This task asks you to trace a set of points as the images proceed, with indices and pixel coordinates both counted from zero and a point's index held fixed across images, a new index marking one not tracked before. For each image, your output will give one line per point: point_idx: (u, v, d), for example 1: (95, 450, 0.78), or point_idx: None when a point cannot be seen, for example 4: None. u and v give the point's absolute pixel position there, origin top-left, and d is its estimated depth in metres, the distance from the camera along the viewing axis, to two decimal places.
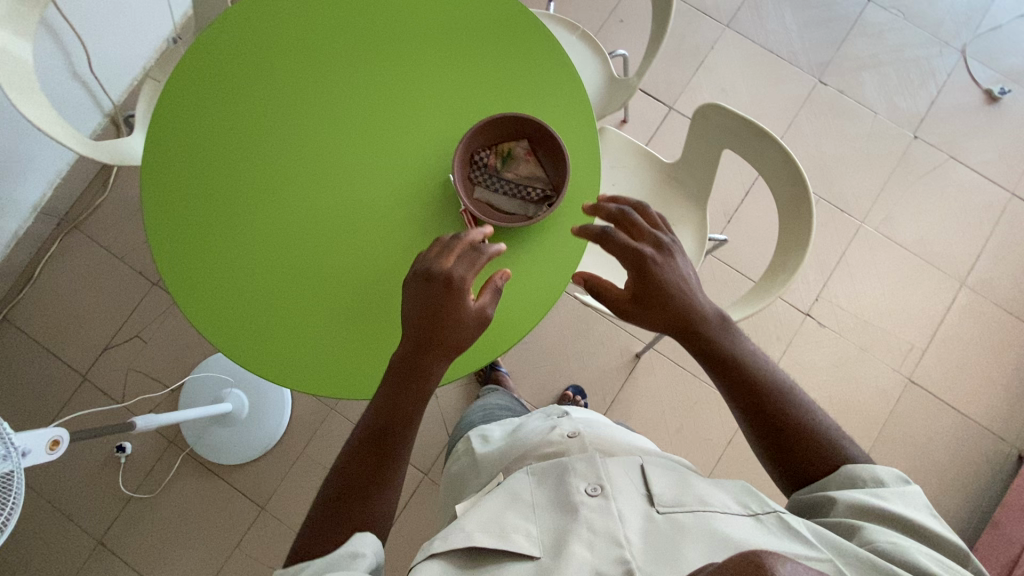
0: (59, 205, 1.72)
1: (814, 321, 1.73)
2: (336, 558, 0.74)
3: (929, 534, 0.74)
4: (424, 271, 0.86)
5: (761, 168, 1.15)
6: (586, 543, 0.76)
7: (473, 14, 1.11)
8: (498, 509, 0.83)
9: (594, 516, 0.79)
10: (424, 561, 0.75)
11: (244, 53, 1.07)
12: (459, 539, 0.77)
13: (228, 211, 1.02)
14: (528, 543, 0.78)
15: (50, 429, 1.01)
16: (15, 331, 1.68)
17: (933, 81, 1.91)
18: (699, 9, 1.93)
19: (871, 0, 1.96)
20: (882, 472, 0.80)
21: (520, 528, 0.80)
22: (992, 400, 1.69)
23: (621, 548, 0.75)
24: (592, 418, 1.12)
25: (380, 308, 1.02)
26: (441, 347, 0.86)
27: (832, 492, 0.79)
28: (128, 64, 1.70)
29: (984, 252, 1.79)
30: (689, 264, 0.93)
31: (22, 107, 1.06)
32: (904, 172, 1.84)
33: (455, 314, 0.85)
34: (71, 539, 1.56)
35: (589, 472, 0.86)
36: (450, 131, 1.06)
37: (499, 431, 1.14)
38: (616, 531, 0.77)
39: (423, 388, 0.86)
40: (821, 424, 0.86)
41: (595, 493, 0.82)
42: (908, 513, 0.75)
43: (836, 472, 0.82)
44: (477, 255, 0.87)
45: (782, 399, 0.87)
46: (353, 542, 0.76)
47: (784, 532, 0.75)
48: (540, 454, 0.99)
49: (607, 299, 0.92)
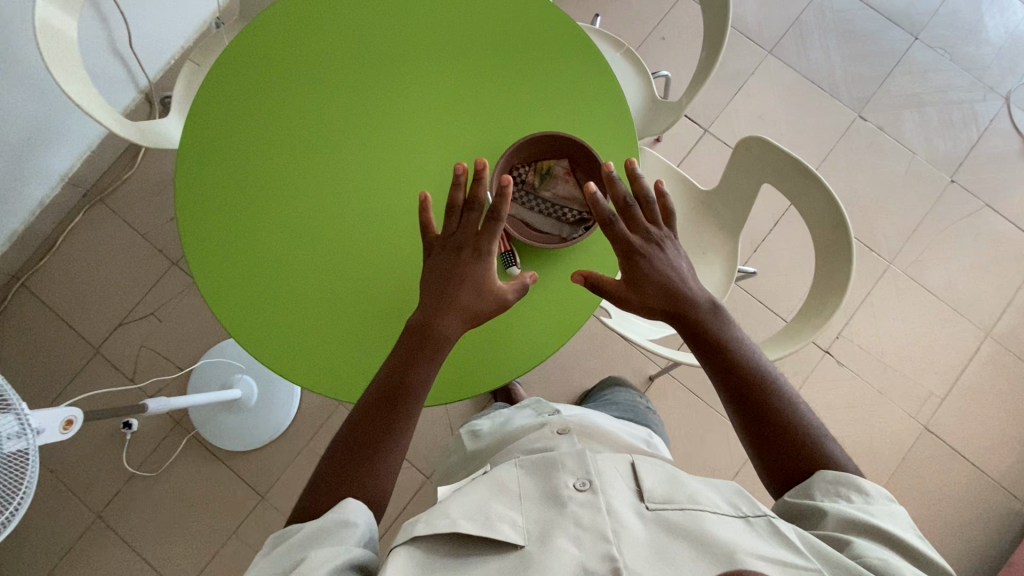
0: (86, 176, 1.72)
1: (833, 359, 1.71)
2: (324, 526, 0.73)
3: (913, 549, 0.73)
4: (447, 244, 0.87)
5: (802, 206, 1.13)
6: (572, 537, 0.73)
7: (520, 21, 1.09)
8: (482, 500, 0.81)
9: (581, 510, 0.77)
10: (401, 547, 0.73)
11: (286, 44, 1.06)
12: (443, 524, 0.74)
13: (258, 200, 1.02)
14: (511, 530, 0.75)
15: (65, 409, 1.01)
16: (33, 298, 1.68)
17: (975, 125, 1.88)
18: (743, 33, 1.91)
19: (919, 38, 1.93)
20: (868, 487, 0.79)
21: (505, 518, 0.77)
22: (1008, 456, 1.67)
23: (609, 544, 0.72)
24: (580, 413, 1.13)
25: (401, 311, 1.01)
26: (452, 314, 0.85)
27: (823, 504, 0.78)
28: (168, 42, 1.70)
29: (1012, 303, 1.76)
30: (680, 252, 0.91)
31: (63, 83, 1.06)
32: (937, 216, 1.81)
33: (474, 288, 0.86)
34: (72, 511, 1.57)
35: (579, 468, 0.83)
36: (490, 142, 1.05)
37: (489, 425, 1.19)
38: (604, 525, 0.74)
39: (431, 361, 0.86)
40: (815, 429, 0.85)
41: (583, 488, 0.80)
42: (891, 526, 0.75)
43: (818, 475, 0.81)
44: (493, 225, 0.85)
45: (781, 400, 0.86)
46: (343, 511, 0.75)
47: (774, 539, 0.72)
48: (529, 448, 0.99)
49: (608, 293, 0.88)
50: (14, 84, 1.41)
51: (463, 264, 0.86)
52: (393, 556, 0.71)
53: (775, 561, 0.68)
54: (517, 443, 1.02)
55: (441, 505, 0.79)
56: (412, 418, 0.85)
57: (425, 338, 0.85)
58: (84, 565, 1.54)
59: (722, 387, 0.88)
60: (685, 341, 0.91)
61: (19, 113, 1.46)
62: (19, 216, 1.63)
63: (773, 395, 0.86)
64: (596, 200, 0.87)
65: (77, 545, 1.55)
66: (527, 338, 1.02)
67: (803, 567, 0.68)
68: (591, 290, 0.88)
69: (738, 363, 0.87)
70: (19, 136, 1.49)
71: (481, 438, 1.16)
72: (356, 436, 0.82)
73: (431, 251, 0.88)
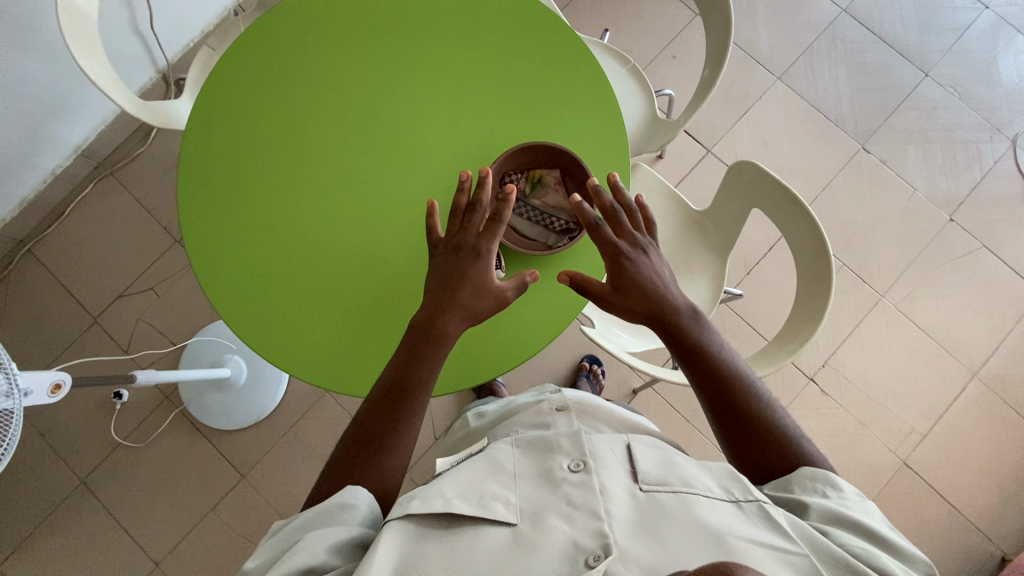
0: (99, 149, 1.76)
1: (817, 387, 1.72)
2: (326, 509, 0.76)
3: (892, 544, 0.74)
4: (449, 243, 0.88)
5: (788, 232, 1.14)
6: (564, 516, 0.76)
7: (525, 29, 1.12)
8: (477, 477, 0.82)
9: (574, 491, 0.79)
10: (398, 520, 0.74)
11: (295, 39, 1.08)
12: (438, 504, 0.75)
13: (262, 191, 1.04)
14: (505, 508, 0.77)
15: (54, 372, 1.04)
16: (38, 265, 1.72)
17: (979, 165, 1.88)
18: (753, 58, 1.92)
19: (929, 74, 1.94)
20: (845, 485, 0.80)
21: (499, 497, 0.79)
22: (986, 498, 1.66)
23: (600, 522, 0.74)
24: (582, 392, 1.12)
25: (400, 305, 1.04)
26: (448, 309, 0.87)
27: (806, 499, 0.78)
28: (188, 25, 1.74)
29: (1002, 345, 1.76)
30: (664, 261, 0.93)
31: (80, 59, 1.10)
32: (933, 252, 1.82)
33: (479, 289, 0.88)
34: (57, 475, 1.60)
35: (573, 450, 0.85)
36: (486, 148, 1.07)
37: (493, 407, 1.21)
38: (596, 505, 0.76)
39: (434, 354, 0.87)
40: (793, 432, 0.86)
41: (577, 469, 0.82)
42: (868, 520, 0.76)
43: (799, 471, 0.82)
44: (495, 226, 0.87)
45: (759, 407, 0.87)
46: (343, 495, 0.78)
47: (764, 522, 0.74)
48: (530, 422, 1.01)
49: (595, 294, 0.90)
50: (34, 54, 1.45)
51: (467, 265, 0.87)
52: (388, 530, 0.72)
53: (766, 547, 0.70)
54: (516, 418, 1.04)
55: (436, 483, 0.81)
56: (417, 413, 0.87)
57: (431, 335, 0.87)
58: (65, 528, 1.58)
59: (704, 399, 0.90)
60: (668, 348, 0.92)
61: (38, 82, 1.50)
62: (31, 182, 1.67)
63: (753, 403, 0.87)
64: (582, 208, 0.89)
65: (59, 509, 1.59)
66: (512, 337, 1.04)
67: (792, 552, 0.70)
68: (576, 290, 0.90)
69: (723, 376, 0.89)
70: (35, 104, 1.53)
71: (484, 417, 1.17)
72: (361, 424, 0.86)
73: (435, 251, 0.90)
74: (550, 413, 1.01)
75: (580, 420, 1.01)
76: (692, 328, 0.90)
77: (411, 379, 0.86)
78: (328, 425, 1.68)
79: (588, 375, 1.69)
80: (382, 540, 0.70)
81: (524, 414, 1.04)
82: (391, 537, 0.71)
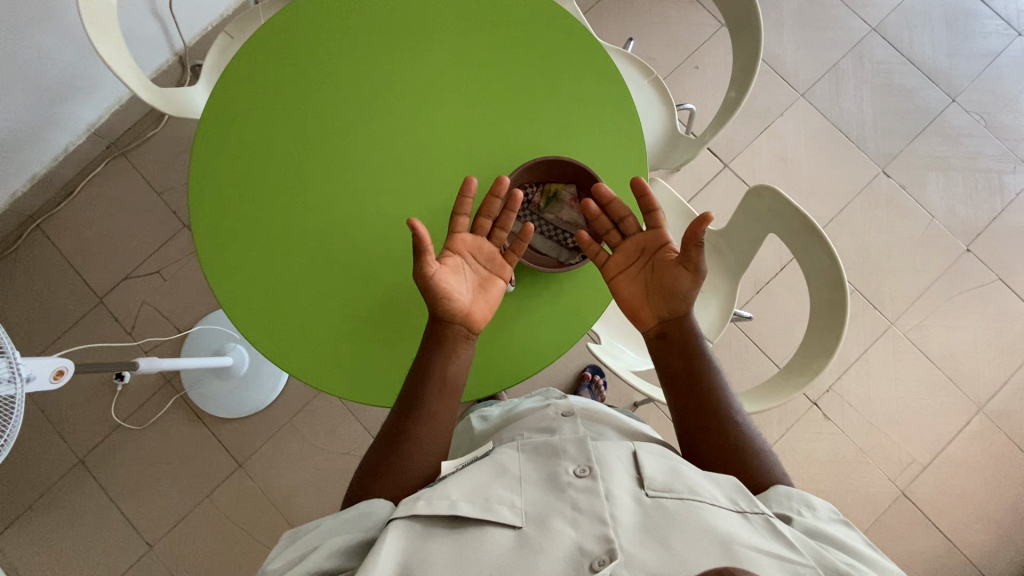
0: (113, 129, 1.75)
1: (819, 412, 1.70)
2: (348, 518, 0.76)
3: (868, 557, 0.74)
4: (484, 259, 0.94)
5: (804, 259, 1.13)
6: (569, 520, 0.75)
7: (558, 40, 1.09)
8: (480, 478, 0.81)
9: (580, 497, 0.77)
10: (402, 520, 0.74)
11: (321, 27, 1.07)
12: (443, 506, 0.74)
13: (275, 196, 1.03)
14: (509, 510, 0.76)
15: (58, 359, 1.04)
16: (46, 241, 1.72)
17: (1001, 197, 1.85)
18: (778, 73, 1.89)
19: (956, 100, 1.90)
20: (817, 501, 0.79)
21: (504, 499, 0.78)
22: (983, 533, 1.66)
23: (606, 527, 0.72)
24: (587, 397, 1.10)
25: (415, 311, 1.04)
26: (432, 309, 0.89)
27: (785, 513, 0.77)
28: (207, 8, 1.72)
29: (1009, 381, 1.74)
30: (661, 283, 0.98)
31: (98, 44, 1.09)
32: (947, 283, 1.79)
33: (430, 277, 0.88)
34: (56, 452, 1.61)
35: (579, 454, 0.83)
36: (501, 159, 1.05)
37: (497, 411, 1.19)
38: (600, 509, 0.75)
39: (434, 358, 0.87)
40: None
41: (583, 474, 0.80)
42: (843, 535, 0.76)
43: (773, 489, 0.81)
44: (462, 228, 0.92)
45: (747, 427, 0.87)
46: (362, 504, 0.78)
47: (770, 534, 0.72)
48: (534, 427, 0.98)
49: (689, 251, 0.87)
50: (50, 32, 1.44)
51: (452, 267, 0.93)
52: (393, 530, 0.72)
53: (772, 557, 0.69)
54: (522, 421, 1.02)
55: (441, 484, 0.79)
56: (425, 420, 0.85)
57: (434, 341, 0.88)
58: (60, 506, 1.59)
59: (701, 414, 0.87)
60: (682, 353, 0.90)
61: (54, 60, 1.49)
62: (43, 158, 1.66)
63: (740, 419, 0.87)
64: (641, 195, 0.92)
65: (55, 486, 1.60)
66: (519, 350, 1.03)
67: (799, 563, 0.68)
68: (693, 238, 0.86)
69: (719, 413, 0.86)
70: (52, 79, 1.52)
71: (489, 420, 1.16)
72: (386, 430, 0.86)
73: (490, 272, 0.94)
74: (556, 418, 0.98)
75: (585, 426, 0.98)
76: (694, 358, 0.89)
77: (436, 381, 0.87)
78: (328, 420, 1.68)
79: (590, 384, 1.69)
80: (384, 543, 0.70)
81: (528, 418, 1.02)
82: (395, 536, 0.72)
